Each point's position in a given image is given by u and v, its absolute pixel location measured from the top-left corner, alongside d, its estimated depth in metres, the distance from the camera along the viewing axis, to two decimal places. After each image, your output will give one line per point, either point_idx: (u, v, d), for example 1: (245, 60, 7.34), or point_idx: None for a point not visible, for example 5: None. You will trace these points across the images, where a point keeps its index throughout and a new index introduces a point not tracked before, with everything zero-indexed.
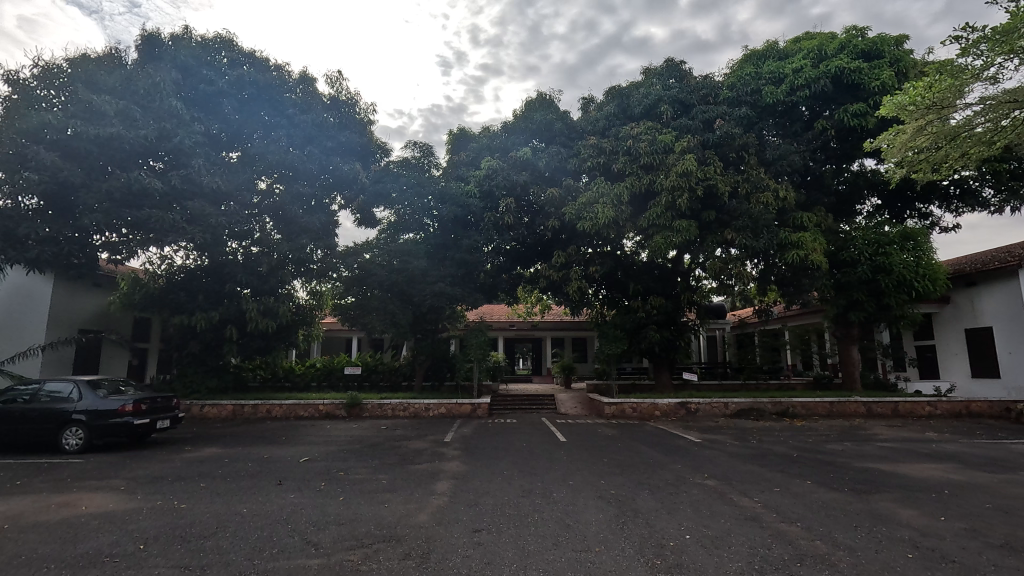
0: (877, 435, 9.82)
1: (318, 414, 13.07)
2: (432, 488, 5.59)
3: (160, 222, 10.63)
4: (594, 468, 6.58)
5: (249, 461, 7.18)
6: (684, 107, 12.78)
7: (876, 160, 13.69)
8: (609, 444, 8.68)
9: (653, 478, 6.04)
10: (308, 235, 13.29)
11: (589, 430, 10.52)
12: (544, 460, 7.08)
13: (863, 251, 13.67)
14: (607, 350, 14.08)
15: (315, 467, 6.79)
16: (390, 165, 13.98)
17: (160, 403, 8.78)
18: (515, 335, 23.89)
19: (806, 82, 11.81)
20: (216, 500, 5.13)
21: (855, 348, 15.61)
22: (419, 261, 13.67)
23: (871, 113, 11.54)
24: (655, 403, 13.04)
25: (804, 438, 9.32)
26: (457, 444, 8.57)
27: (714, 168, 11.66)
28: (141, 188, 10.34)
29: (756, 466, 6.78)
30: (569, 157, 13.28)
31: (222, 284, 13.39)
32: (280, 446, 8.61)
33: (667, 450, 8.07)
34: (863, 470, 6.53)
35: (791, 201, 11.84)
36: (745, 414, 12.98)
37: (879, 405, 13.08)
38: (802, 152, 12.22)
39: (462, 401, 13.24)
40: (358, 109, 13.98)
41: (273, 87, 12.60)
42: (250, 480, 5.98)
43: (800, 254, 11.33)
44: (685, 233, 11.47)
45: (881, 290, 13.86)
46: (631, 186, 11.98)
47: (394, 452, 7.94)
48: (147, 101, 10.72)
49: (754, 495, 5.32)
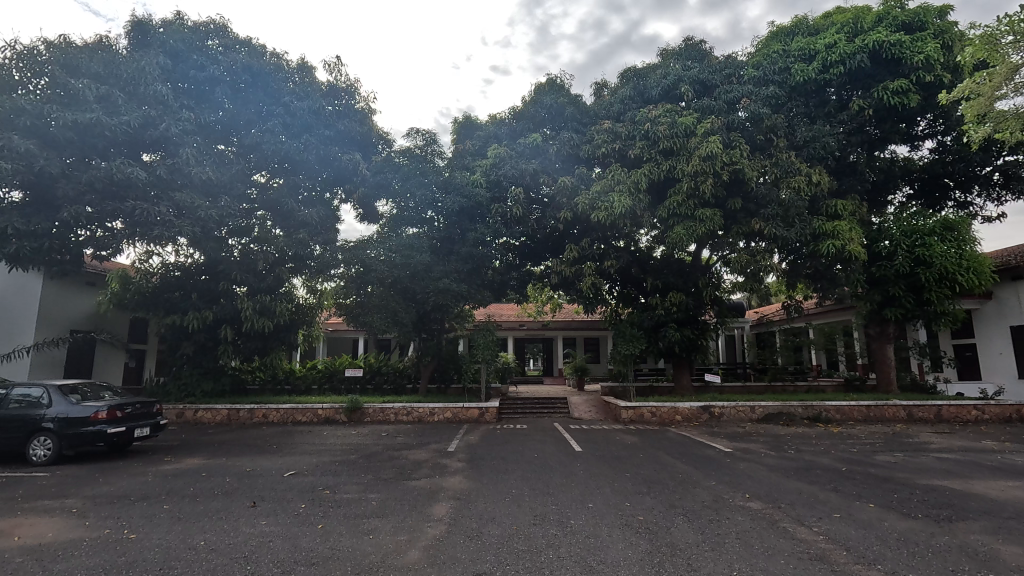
0: (926, 443, 8.86)
1: (316, 419, 12.36)
2: (428, 513, 4.77)
3: (143, 213, 9.90)
4: (617, 487, 5.71)
5: (227, 476, 6.42)
6: (706, 88, 11.89)
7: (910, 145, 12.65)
8: (631, 454, 7.82)
9: (687, 499, 5.18)
10: (305, 230, 12.60)
11: (606, 437, 9.65)
12: (559, 475, 6.25)
13: (900, 242, 12.68)
14: (624, 350, 12.93)
15: (301, 483, 6.02)
16: (392, 155, 13.24)
17: (138, 410, 8.10)
18: (525, 334, 23.07)
19: (842, 58, 10.83)
20: (173, 530, 4.35)
21: (890, 347, 14.57)
22: (423, 255, 12.68)
23: (913, 90, 10.60)
24: (675, 407, 12.16)
25: (846, 448, 8.39)
26: (462, 455, 7.74)
27: (740, 151, 10.70)
28: (125, 178, 9.67)
29: (802, 484, 5.88)
30: (582, 143, 12.36)
31: (217, 282, 12.73)
32: (270, 457, 7.87)
33: (696, 462, 7.20)
34: (930, 489, 5.61)
35: (824, 187, 10.92)
36: (773, 419, 12.01)
37: (920, 409, 12.08)
38: (837, 135, 11.21)
39: (468, 406, 12.47)
40: (358, 97, 13.25)
41: (268, 73, 11.90)
42: (221, 501, 5.20)
43: (836, 245, 10.41)
44: (710, 223, 10.64)
45: (921, 284, 12.81)
46: (649, 173, 11.09)
47: (391, 464, 7.15)
48: (130, 86, 10.07)
49: (814, 525, 4.44)
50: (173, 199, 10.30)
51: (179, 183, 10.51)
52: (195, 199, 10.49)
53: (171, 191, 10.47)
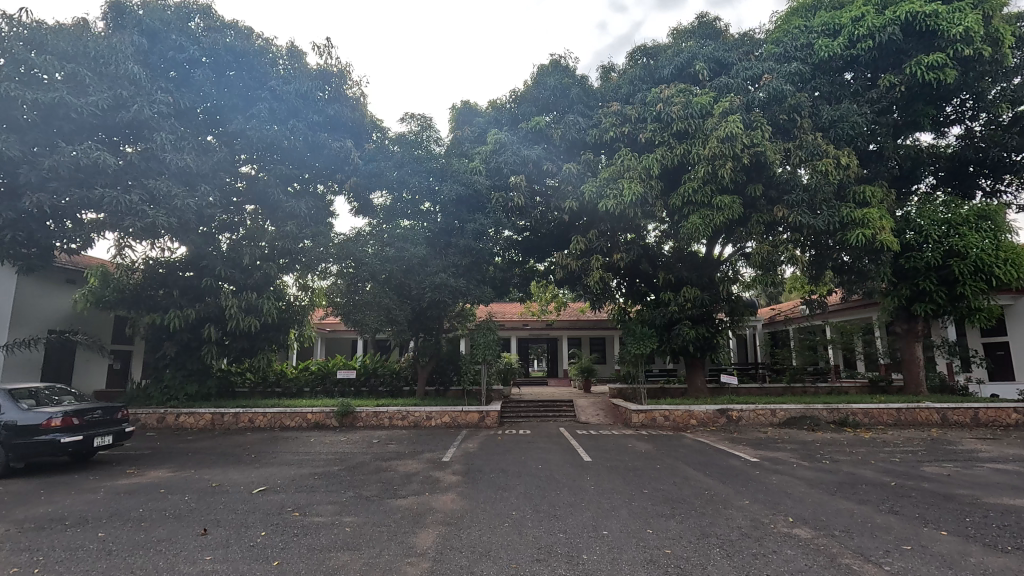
0: (975, 452, 7.98)
1: (306, 424, 11.56)
2: (410, 544, 3.95)
3: (111, 201, 9.08)
4: (634, 508, 4.87)
5: (187, 493, 5.62)
6: (722, 67, 11.09)
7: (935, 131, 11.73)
8: (646, 465, 6.98)
9: (720, 526, 4.33)
10: (293, 222, 11.81)
11: (617, 444, 8.84)
12: (566, 492, 5.42)
13: (930, 233, 11.78)
14: (636, 349, 12.13)
15: (269, 502, 5.25)
16: (386, 142, 12.42)
17: (99, 416, 7.32)
18: (529, 334, 22.34)
19: (871, 31, 9.92)
20: (94, 568, 3.54)
21: (919, 346, 13.65)
22: (418, 249, 11.85)
23: (950, 65, 9.65)
24: (689, 410, 11.34)
25: (886, 458, 7.51)
26: (457, 467, 6.93)
27: (762, 132, 9.85)
28: (92, 164, 8.92)
29: (851, 503, 5.05)
30: (589, 127, 11.49)
31: (201, 279, 11.99)
32: (244, 468, 7.07)
33: (722, 475, 6.34)
34: (1007, 511, 4.75)
35: (853, 172, 10.02)
36: (796, 423, 11.16)
37: (955, 412, 11.20)
38: (866, 115, 10.30)
39: (467, 410, 11.68)
40: (350, 81, 12.45)
41: (253, 54, 11.11)
42: (165, 528, 4.39)
43: (866, 234, 9.51)
44: (728, 211, 9.84)
45: (954, 278, 11.89)
46: (662, 158, 10.29)
47: (377, 477, 6.34)
48: (101, 65, 9.37)
49: (883, 562, 3.60)
50: (146, 186, 9.54)
51: (154, 170, 9.79)
52: (171, 187, 9.73)
53: (145, 179, 9.76)
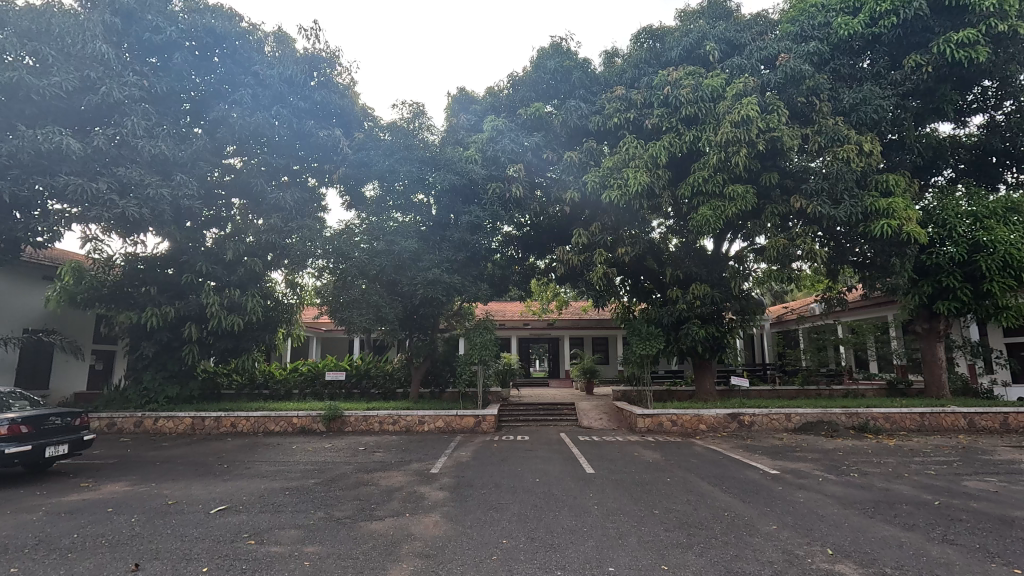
0: (1016, 463, 7.27)
1: (291, 429, 10.92)
2: None
3: (75, 189, 8.41)
4: (645, 536, 4.19)
5: (136, 513, 4.96)
6: (733, 48, 10.40)
7: (951, 121, 11.05)
8: (656, 478, 6.29)
9: (748, 561, 3.65)
10: (279, 214, 11.18)
11: (622, 452, 8.16)
12: (565, 514, 4.74)
13: (953, 227, 11.03)
14: (641, 350, 11.52)
15: (226, 525, 4.59)
16: (377, 130, 11.73)
17: (56, 424, 6.71)
18: (530, 334, 21.69)
19: (894, 6, 9.21)
20: None
21: (941, 346, 12.92)
22: (410, 242, 11.12)
23: (982, 41, 8.89)
24: (699, 414, 10.66)
25: (920, 470, 6.81)
26: (446, 480, 6.27)
27: (779, 115, 9.14)
28: (54, 149, 8.28)
29: (896, 529, 4.39)
30: (592, 113, 10.80)
31: (181, 276, 11.36)
32: (211, 480, 6.42)
33: (741, 491, 5.65)
34: None
35: (876, 159, 9.28)
36: (813, 428, 10.45)
37: (983, 417, 10.49)
38: (890, 98, 9.57)
39: (462, 414, 10.98)
40: (340, 66, 11.75)
41: (235, 37, 10.38)
42: (92, 561, 3.73)
43: (891, 225, 8.82)
44: (741, 202, 9.11)
45: (981, 274, 11.12)
46: (670, 145, 9.59)
47: (354, 493, 5.68)
48: (68, 46, 8.76)
49: None
50: (116, 174, 8.89)
51: (126, 157, 9.14)
52: (143, 175, 9.03)
53: (117, 166, 9.09)
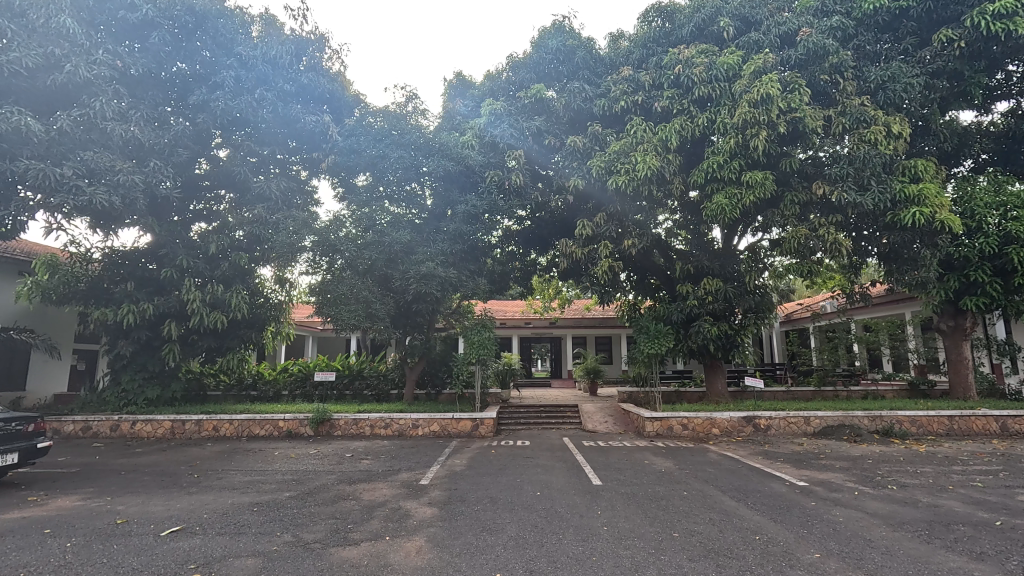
0: None
1: (277, 433, 10.26)
2: None
3: (36, 175, 7.76)
4: (665, 567, 3.52)
5: (75, 536, 4.31)
6: (748, 25, 9.76)
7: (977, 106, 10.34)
8: (671, 492, 5.61)
9: None
10: (264, 205, 10.56)
11: (631, 460, 7.49)
12: (571, 538, 4.08)
13: (983, 218, 10.28)
14: (648, 350, 10.70)
15: (173, 552, 3.91)
16: (368, 117, 11.09)
17: (4, 431, 6.01)
18: (531, 333, 21.02)
19: None
20: None
21: (967, 345, 12.17)
22: (403, 235, 10.41)
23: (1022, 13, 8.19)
24: (712, 418, 9.97)
25: (966, 482, 6.11)
26: (438, 494, 5.60)
27: (800, 94, 8.47)
28: (13, 131, 7.65)
29: (963, 559, 3.69)
30: (596, 96, 10.15)
31: (160, 270, 10.72)
32: (175, 493, 5.75)
33: (769, 508, 4.96)
34: None
35: (904, 142, 8.60)
36: (834, 432, 9.74)
37: (1017, 421, 9.75)
38: (919, 76, 8.88)
39: (459, 417, 10.32)
40: (329, 49, 11.09)
41: (216, 15, 9.66)
42: None
43: (923, 213, 8.15)
44: (760, 189, 8.39)
45: (1011, 268, 10.39)
46: (681, 128, 8.92)
47: (331, 510, 5.02)
48: (29, 19, 8.06)
49: None
50: (82, 158, 8.25)
51: (95, 141, 8.53)
52: (114, 160, 8.42)
53: (85, 150, 8.47)
